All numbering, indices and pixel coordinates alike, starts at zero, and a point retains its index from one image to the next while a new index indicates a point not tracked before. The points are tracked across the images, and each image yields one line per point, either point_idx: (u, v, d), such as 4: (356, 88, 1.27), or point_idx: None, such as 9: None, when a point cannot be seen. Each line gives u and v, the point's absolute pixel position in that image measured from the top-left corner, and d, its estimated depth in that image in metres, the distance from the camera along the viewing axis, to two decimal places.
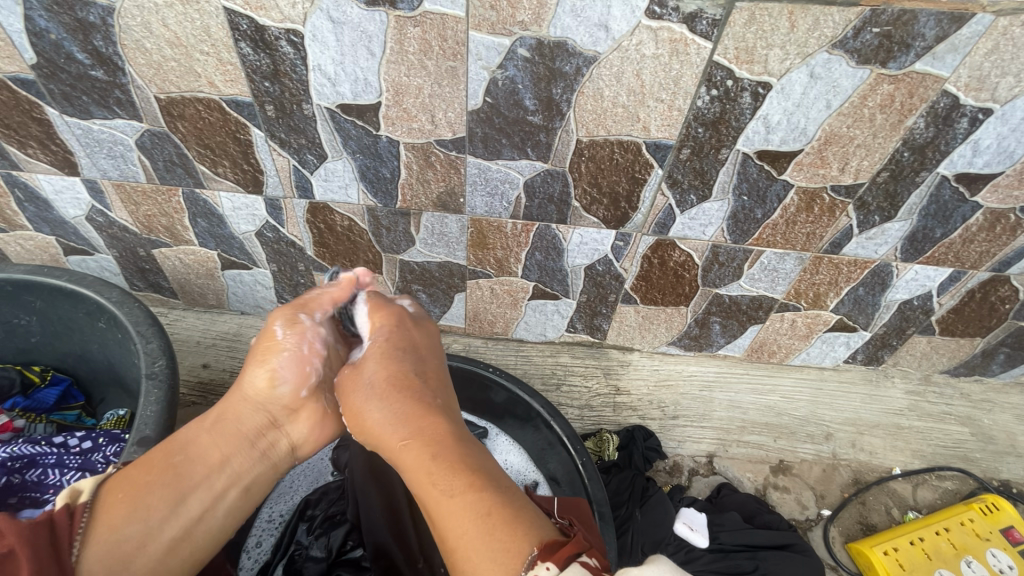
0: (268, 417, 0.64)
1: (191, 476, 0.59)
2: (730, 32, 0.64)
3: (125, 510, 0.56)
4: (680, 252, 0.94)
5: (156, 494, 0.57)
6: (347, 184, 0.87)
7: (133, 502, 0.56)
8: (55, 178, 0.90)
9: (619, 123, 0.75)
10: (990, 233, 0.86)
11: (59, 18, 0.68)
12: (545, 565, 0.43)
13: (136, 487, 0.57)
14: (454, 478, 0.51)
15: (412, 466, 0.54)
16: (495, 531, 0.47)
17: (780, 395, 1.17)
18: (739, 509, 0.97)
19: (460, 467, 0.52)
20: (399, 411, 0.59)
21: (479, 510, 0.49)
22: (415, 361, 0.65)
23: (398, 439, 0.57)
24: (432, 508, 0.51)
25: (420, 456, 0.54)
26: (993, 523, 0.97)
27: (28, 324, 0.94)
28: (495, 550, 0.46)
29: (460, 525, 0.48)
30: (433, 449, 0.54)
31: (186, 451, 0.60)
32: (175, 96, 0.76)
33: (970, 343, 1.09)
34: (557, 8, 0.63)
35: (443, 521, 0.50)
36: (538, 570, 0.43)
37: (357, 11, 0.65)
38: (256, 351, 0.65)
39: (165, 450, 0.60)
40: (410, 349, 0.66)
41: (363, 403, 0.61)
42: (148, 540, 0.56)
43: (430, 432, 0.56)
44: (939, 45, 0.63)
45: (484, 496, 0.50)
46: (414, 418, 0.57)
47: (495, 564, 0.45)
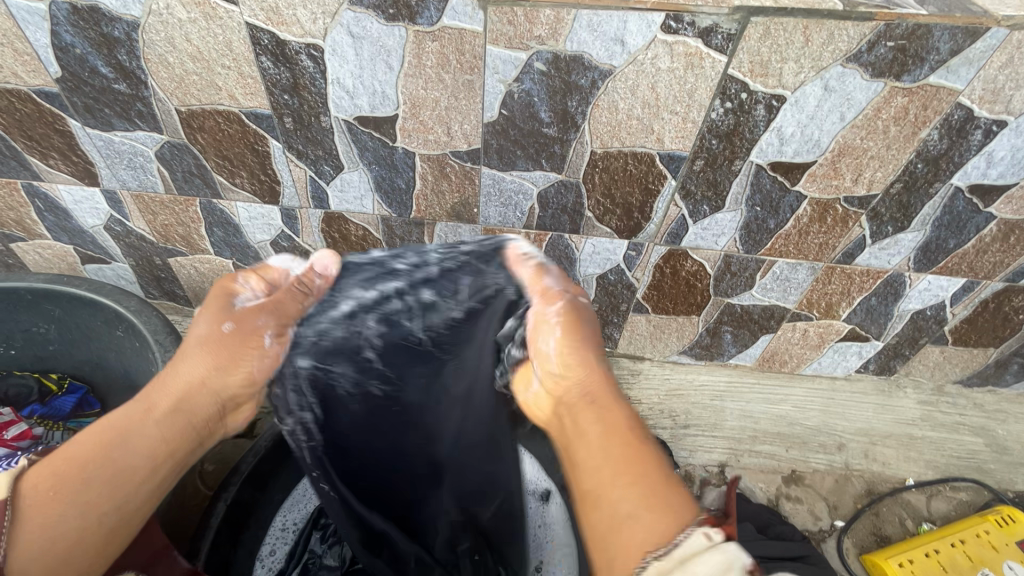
0: (211, 407, 0.56)
1: (137, 465, 0.50)
2: (745, 46, 0.65)
3: (57, 503, 0.46)
4: (692, 262, 0.94)
5: (93, 489, 0.47)
6: (363, 195, 0.88)
7: (62, 495, 0.46)
8: (75, 189, 0.92)
9: (633, 136, 0.76)
10: (1004, 243, 0.86)
11: (84, 33, 0.70)
12: (714, 528, 0.38)
13: (68, 480, 0.47)
14: (616, 436, 0.48)
15: (571, 386, 0.55)
16: (656, 491, 0.43)
17: (791, 405, 1.16)
18: (752, 519, 0.97)
19: (640, 435, 0.49)
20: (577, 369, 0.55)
21: (651, 486, 0.44)
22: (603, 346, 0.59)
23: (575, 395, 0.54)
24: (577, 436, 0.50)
25: (588, 389, 0.54)
26: (1009, 536, 0.97)
27: (46, 333, 0.95)
28: (655, 505, 0.42)
29: (615, 474, 0.45)
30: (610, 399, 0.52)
31: (128, 439, 0.50)
32: (196, 109, 0.78)
33: (983, 353, 1.08)
34: (573, 23, 0.64)
35: (585, 447, 0.49)
36: (705, 528, 0.38)
37: (376, 26, 0.67)
38: (227, 348, 0.56)
39: (99, 437, 0.50)
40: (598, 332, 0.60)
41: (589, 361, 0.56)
42: (82, 541, 0.47)
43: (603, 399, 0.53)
44: (953, 58, 0.64)
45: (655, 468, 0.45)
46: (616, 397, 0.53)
47: (648, 514, 0.41)
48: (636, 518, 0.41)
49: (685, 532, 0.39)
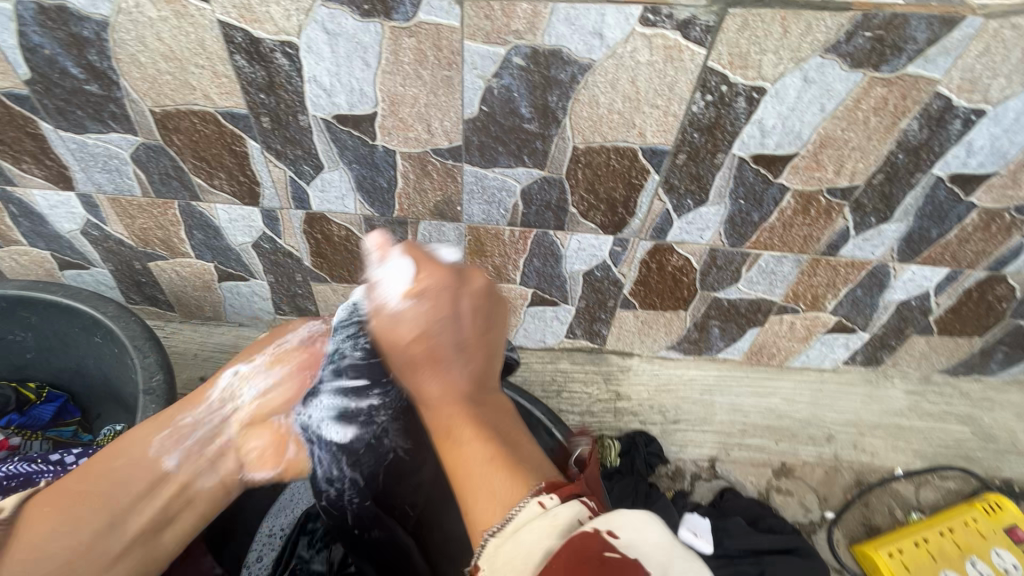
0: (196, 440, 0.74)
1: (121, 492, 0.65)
2: (724, 38, 0.64)
3: (49, 527, 0.59)
4: (678, 257, 0.94)
5: (98, 510, 0.63)
6: (344, 195, 0.87)
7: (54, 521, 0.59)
8: (50, 193, 0.90)
9: (615, 130, 0.75)
10: (986, 232, 0.86)
11: (52, 33, 0.68)
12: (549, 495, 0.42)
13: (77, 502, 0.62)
14: (472, 419, 0.50)
15: (437, 350, 0.52)
16: (511, 446, 0.49)
17: (781, 397, 1.16)
18: (743, 513, 0.97)
19: (490, 422, 0.51)
20: (441, 389, 0.52)
21: (513, 451, 0.48)
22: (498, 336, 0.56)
23: (442, 414, 0.51)
24: (434, 408, 0.52)
25: (450, 364, 0.52)
26: (995, 523, 0.97)
27: (23, 341, 0.93)
28: (505, 474, 0.45)
29: (482, 447, 0.48)
30: (468, 374, 0.53)
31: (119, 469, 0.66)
32: (170, 109, 0.76)
33: (969, 343, 1.09)
34: (551, 17, 0.63)
35: (453, 425, 0.50)
36: (541, 496, 0.42)
37: (352, 23, 0.65)
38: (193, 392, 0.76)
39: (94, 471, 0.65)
40: (499, 320, 0.57)
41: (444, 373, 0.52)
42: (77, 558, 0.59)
43: (480, 398, 0.53)
44: (931, 48, 0.64)
45: (501, 421, 0.52)
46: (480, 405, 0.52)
47: (508, 474, 0.45)
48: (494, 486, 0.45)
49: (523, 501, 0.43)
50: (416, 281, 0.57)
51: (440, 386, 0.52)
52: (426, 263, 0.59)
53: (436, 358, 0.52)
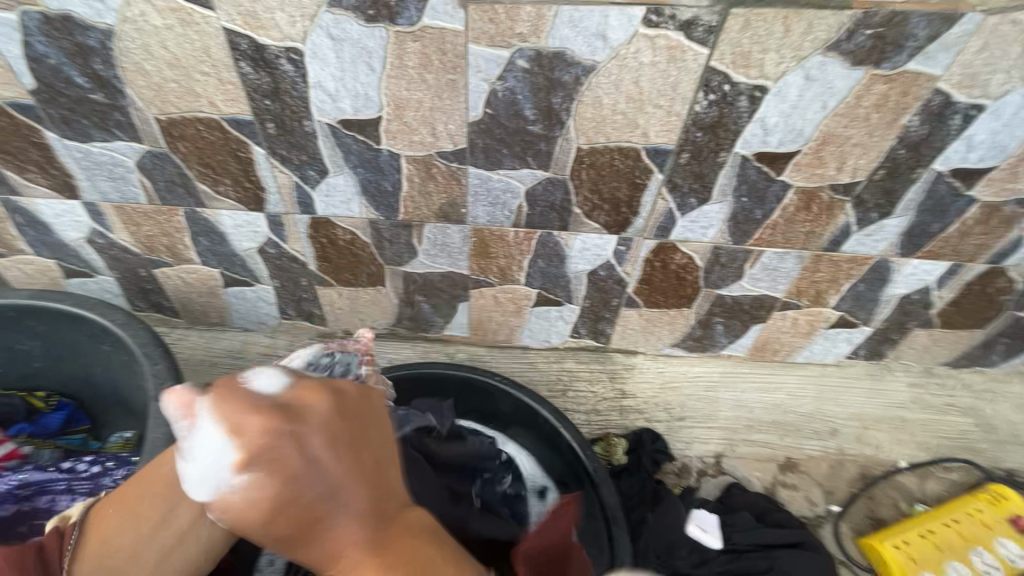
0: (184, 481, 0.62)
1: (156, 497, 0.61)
2: (726, 38, 0.65)
3: (113, 531, 0.60)
4: (682, 255, 0.94)
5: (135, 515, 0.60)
6: (349, 199, 0.88)
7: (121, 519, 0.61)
8: (55, 202, 0.90)
9: (618, 130, 0.76)
10: (986, 226, 0.87)
11: (58, 43, 0.68)
12: None
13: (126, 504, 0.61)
14: (393, 565, 0.42)
15: (276, 511, 0.41)
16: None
17: (785, 392, 1.16)
18: (750, 508, 0.98)
19: (419, 572, 0.43)
20: (350, 519, 0.42)
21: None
22: (379, 435, 0.47)
23: (357, 558, 0.42)
24: (341, 564, 0.42)
25: (341, 509, 0.42)
26: (1000, 513, 0.98)
27: (31, 349, 0.93)
28: None
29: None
30: (367, 500, 0.43)
31: (154, 473, 0.62)
32: (175, 117, 0.77)
33: (970, 335, 1.10)
34: (554, 19, 0.64)
35: None
36: None
37: (356, 28, 0.66)
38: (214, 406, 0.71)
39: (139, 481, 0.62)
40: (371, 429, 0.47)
41: (352, 557, 0.42)
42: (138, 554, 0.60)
43: (395, 553, 0.43)
44: (931, 45, 0.65)
45: (432, 570, 0.43)
46: (394, 554, 0.43)
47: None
48: None
49: None
50: (233, 436, 0.43)
51: (347, 569, 0.42)
52: (299, 386, 0.47)
53: (316, 518, 0.42)
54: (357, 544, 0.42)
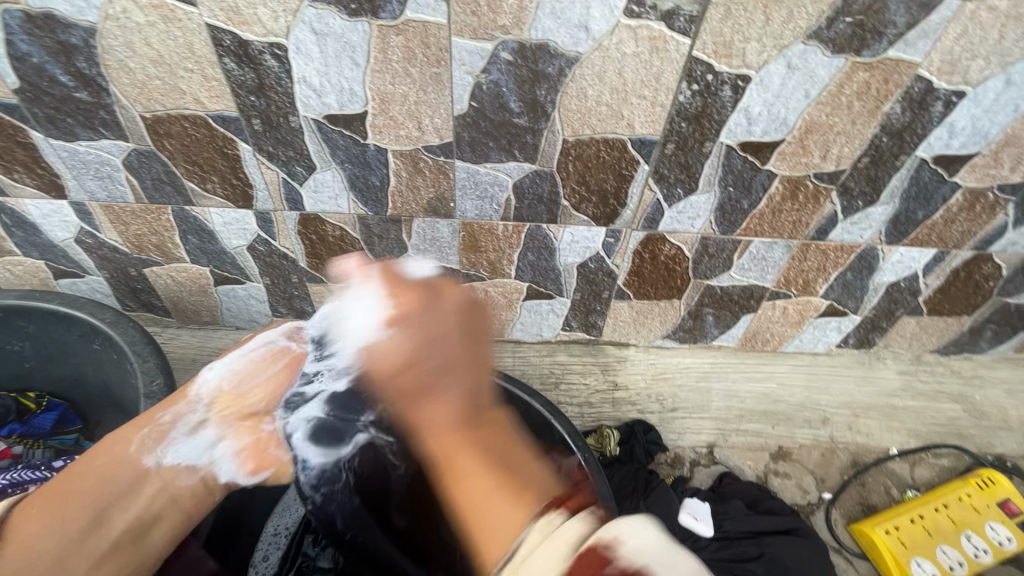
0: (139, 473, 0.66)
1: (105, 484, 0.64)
2: (708, 28, 0.65)
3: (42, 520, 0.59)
4: (671, 246, 0.95)
5: (79, 498, 0.61)
6: (338, 195, 0.88)
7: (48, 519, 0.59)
8: (42, 203, 0.90)
9: (603, 122, 0.76)
10: (971, 212, 0.88)
11: (40, 41, 0.68)
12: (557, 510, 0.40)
13: (61, 493, 0.61)
14: (475, 436, 0.46)
15: (416, 364, 0.49)
16: (518, 474, 0.44)
17: (776, 382, 1.17)
18: (742, 496, 0.99)
19: (483, 453, 0.45)
20: (443, 355, 0.49)
21: (507, 462, 0.45)
22: (457, 343, 0.50)
23: (448, 427, 0.46)
24: (438, 421, 0.46)
25: (449, 386, 0.48)
26: (989, 497, 1.00)
27: (21, 350, 0.93)
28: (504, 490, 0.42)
29: (482, 475, 0.43)
30: (468, 388, 0.48)
31: (100, 464, 0.65)
32: (161, 114, 0.77)
33: (958, 322, 1.11)
34: (537, 11, 0.64)
35: (452, 459, 0.45)
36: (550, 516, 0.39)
37: (340, 22, 0.66)
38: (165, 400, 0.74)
39: (88, 471, 0.64)
40: (469, 334, 0.51)
41: (444, 408, 0.47)
42: (66, 553, 0.58)
43: (484, 434, 0.47)
44: (910, 31, 0.65)
45: (519, 453, 0.47)
46: (477, 338, 0.52)
47: (511, 504, 0.41)
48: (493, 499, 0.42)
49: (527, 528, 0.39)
50: (394, 295, 0.56)
51: (432, 423, 0.46)
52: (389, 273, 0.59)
53: (421, 389, 0.48)
54: (450, 421, 0.47)
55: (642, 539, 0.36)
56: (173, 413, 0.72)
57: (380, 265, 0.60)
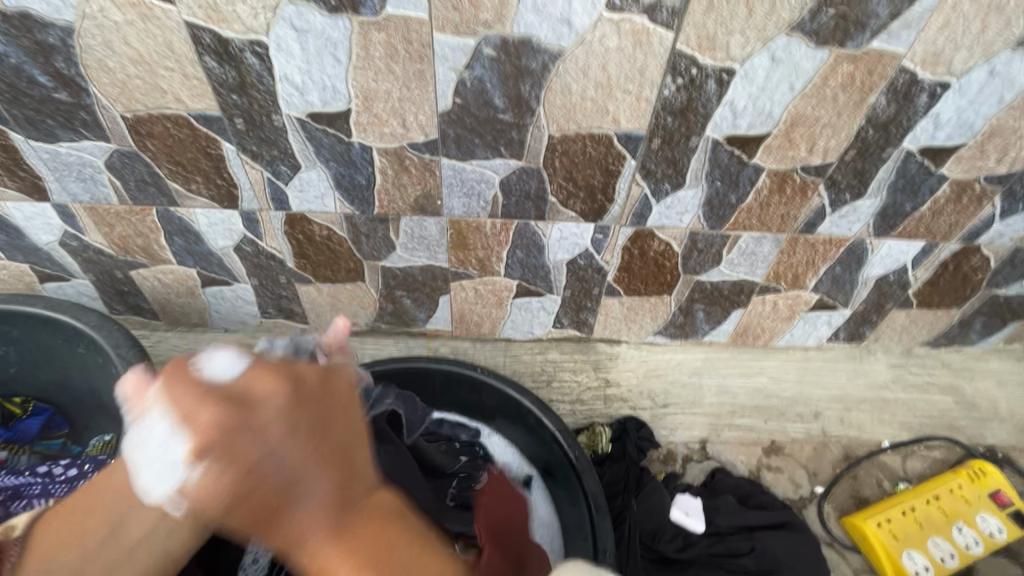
0: None
1: (132, 485, 0.60)
2: (691, 21, 0.65)
3: (64, 536, 0.55)
4: (659, 242, 0.95)
5: (94, 515, 0.57)
6: (323, 194, 0.87)
7: (68, 535, 0.56)
8: (25, 205, 0.89)
9: (589, 117, 0.76)
10: (958, 204, 0.88)
11: (17, 41, 0.68)
12: None
13: (77, 510, 0.57)
14: (363, 563, 0.41)
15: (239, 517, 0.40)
16: None
17: (768, 376, 1.17)
18: (734, 492, 0.99)
19: (366, 555, 0.42)
20: (296, 469, 0.42)
21: (397, 573, 0.42)
22: (333, 430, 0.45)
23: (335, 536, 0.42)
24: (310, 543, 0.42)
25: (301, 499, 0.41)
26: (981, 488, 1.00)
27: (6, 355, 0.92)
28: None
29: None
30: (329, 493, 0.43)
31: (121, 468, 0.61)
32: (142, 114, 0.76)
33: (948, 314, 1.11)
34: (518, 6, 0.64)
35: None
36: None
37: (320, 19, 0.65)
38: None
39: (103, 478, 0.60)
40: (333, 424, 0.45)
41: (315, 528, 0.42)
42: (87, 566, 0.55)
43: (381, 542, 0.43)
44: (894, 23, 0.65)
45: (404, 554, 0.43)
46: (329, 427, 0.45)
47: None
48: None
49: None
50: (187, 423, 0.41)
51: (309, 545, 0.42)
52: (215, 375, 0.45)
53: (279, 508, 0.41)
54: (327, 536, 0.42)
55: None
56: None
57: (157, 382, 0.44)
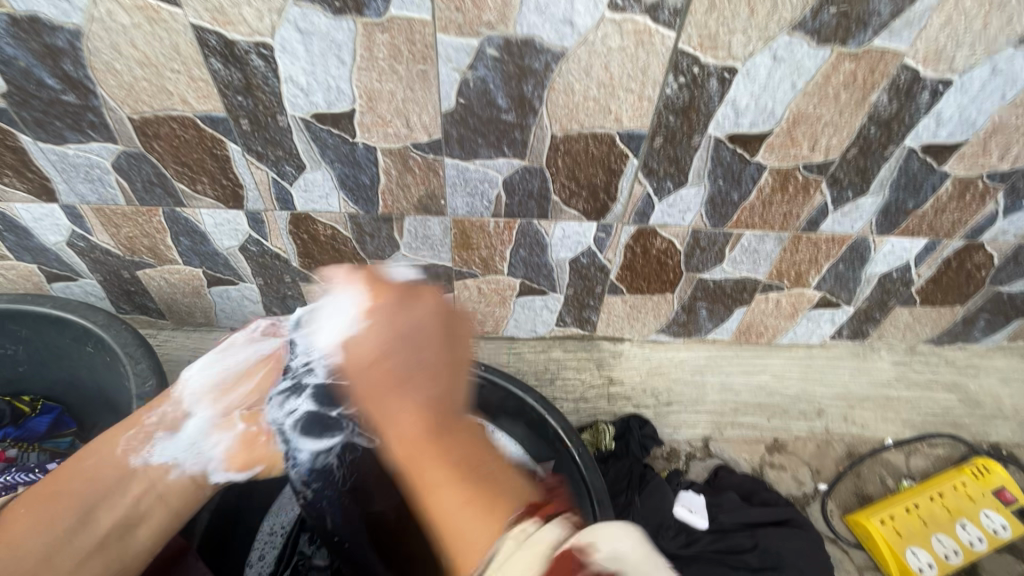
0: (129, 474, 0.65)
1: (104, 477, 0.64)
2: (692, 20, 0.65)
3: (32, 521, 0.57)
4: (662, 240, 0.95)
5: (64, 503, 0.60)
6: (328, 194, 0.88)
7: (41, 517, 0.58)
8: (33, 206, 0.90)
9: (591, 116, 0.76)
10: (961, 201, 0.88)
11: (26, 44, 0.68)
12: (530, 519, 0.38)
13: (48, 494, 0.60)
14: (446, 460, 0.44)
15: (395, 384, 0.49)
16: (498, 485, 0.43)
17: (771, 374, 1.17)
18: (737, 489, 0.99)
19: (453, 452, 0.45)
20: (399, 348, 0.52)
21: (480, 471, 0.44)
22: (445, 343, 0.53)
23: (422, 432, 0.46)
24: (398, 425, 0.47)
25: (418, 386, 0.49)
26: (984, 486, 1.00)
27: (15, 354, 0.93)
28: (476, 509, 0.40)
29: (454, 488, 0.42)
30: (437, 395, 0.49)
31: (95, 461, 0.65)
32: (149, 115, 0.77)
33: (951, 312, 1.11)
34: (521, 6, 0.64)
35: (420, 465, 0.44)
36: (524, 525, 0.38)
37: (325, 21, 0.66)
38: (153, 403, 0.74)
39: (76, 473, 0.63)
40: (454, 342, 0.54)
41: (406, 409, 0.47)
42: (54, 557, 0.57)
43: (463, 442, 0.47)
44: (895, 21, 0.65)
45: (490, 461, 0.45)
46: (457, 340, 0.54)
47: (485, 517, 0.39)
48: (463, 516, 0.40)
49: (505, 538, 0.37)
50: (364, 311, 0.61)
51: (392, 416, 0.47)
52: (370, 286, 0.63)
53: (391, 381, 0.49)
54: (420, 414, 0.47)
55: (617, 544, 0.36)
56: (159, 413, 0.72)
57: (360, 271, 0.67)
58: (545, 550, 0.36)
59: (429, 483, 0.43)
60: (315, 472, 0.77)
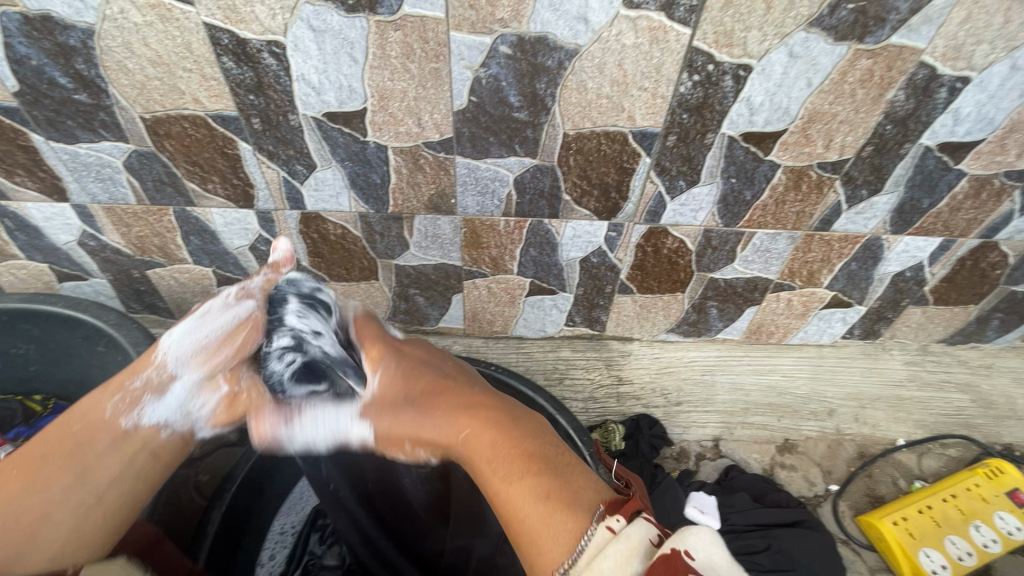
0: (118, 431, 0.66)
1: (93, 436, 0.64)
2: (708, 17, 0.65)
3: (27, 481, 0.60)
4: (673, 240, 0.94)
5: (54, 464, 0.61)
6: (338, 193, 0.88)
7: (38, 478, 0.60)
8: (44, 205, 0.90)
9: (604, 115, 0.76)
10: (976, 200, 0.87)
11: (38, 43, 0.68)
12: (614, 518, 0.45)
13: (41, 456, 0.62)
14: (515, 458, 0.53)
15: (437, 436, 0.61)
16: (565, 482, 0.51)
17: (781, 374, 1.17)
18: (749, 489, 0.98)
19: (519, 454, 0.54)
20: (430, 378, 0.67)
21: (547, 466, 0.52)
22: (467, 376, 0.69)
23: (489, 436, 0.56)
24: (469, 436, 0.57)
25: (470, 407, 0.61)
26: (998, 487, 0.99)
27: (27, 353, 0.94)
28: (557, 505, 0.48)
29: (529, 487, 0.50)
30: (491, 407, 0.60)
31: (85, 421, 0.65)
32: (160, 115, 0.77)
33: (965, 311, 1.10)
34: (535, 3, 0.64)
35: (493, 467, 0.54)
36: (608, 521, 0.45)
37: (338, 19, 0.66)
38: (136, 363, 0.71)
39: (68, 431, 0.64)
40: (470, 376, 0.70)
41: (453, 422, 0.60)
42: (54, 512, 0.59)
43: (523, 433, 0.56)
44: (914, 17, 0.64)
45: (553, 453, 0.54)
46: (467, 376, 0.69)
47: (563, 514, 0.47)
48: (544, 510, 0.48)
49: (590, 530, 0.45)
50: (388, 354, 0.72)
51: (457, 430, 0.59)
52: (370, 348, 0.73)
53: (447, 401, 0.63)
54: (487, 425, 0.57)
55: (710, 553, 0.40)
56: (143, 377, 0.69)
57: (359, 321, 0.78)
58: (642, 550, 0.42)
59: (502, 484, 0.52)
60: (308, 441, 0.73)
